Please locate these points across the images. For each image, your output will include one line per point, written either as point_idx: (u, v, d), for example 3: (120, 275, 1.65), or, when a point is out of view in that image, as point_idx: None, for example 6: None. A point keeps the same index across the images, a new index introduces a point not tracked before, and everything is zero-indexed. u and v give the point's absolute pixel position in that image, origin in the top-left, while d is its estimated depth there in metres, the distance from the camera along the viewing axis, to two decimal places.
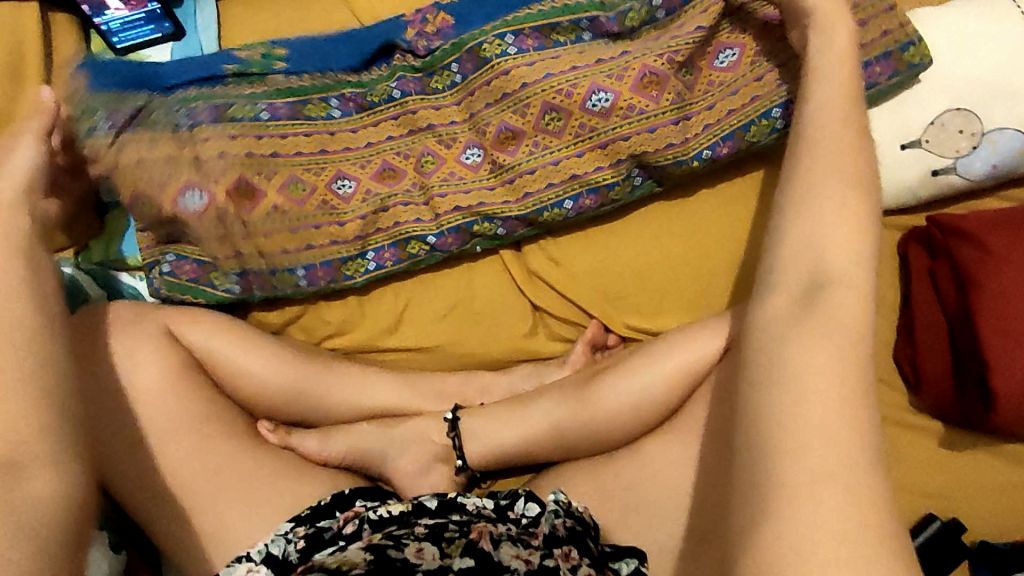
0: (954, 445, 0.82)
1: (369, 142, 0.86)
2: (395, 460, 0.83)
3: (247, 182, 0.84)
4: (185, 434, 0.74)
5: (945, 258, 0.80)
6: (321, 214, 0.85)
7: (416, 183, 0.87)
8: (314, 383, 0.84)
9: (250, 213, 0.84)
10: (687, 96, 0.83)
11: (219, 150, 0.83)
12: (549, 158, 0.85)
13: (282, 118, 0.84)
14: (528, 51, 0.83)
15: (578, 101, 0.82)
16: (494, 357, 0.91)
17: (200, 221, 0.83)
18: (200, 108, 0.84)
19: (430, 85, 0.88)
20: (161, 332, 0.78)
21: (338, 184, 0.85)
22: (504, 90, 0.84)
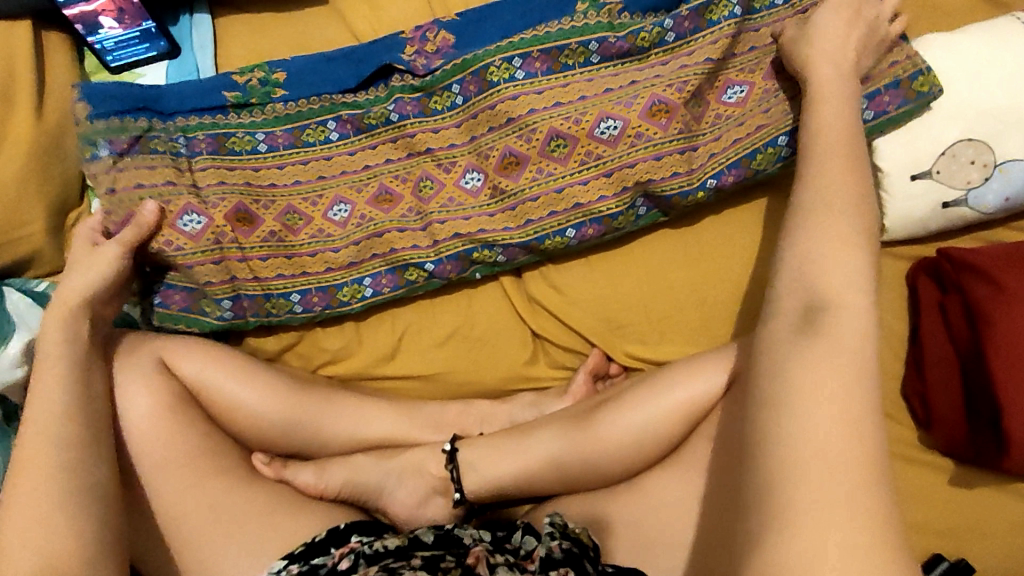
0: (967, 482, 0.79)
1: (366, 165, 0.85)
2: (394, 493, 0.84)
3: (247, 210, 0.83)
4: (176, 470, 0.75)
5: (957, 293, 0.78)
6: (318, 241, 0.84)
7: (414, 208, 0.85)
8: (310, 415, 0.84)
9: (248, 237, 0.83)
10: (694, 127, 0.82)
11: (218, 179, 0.83)
12: (552, 186, 0.82)
13: (281, 148, 0.84)
14: (536, 75, 0.81)
15: (586, 129, 0.81)
16: (493, 386, 0.90)
17: (198, 245, 0.82)
18: (200, 138, 0.84)
19: (430, 105, 0.85)
20: (155, 363, 0.78)
21: (334, 210, 0.84)
22: (509, 114, 0.81)
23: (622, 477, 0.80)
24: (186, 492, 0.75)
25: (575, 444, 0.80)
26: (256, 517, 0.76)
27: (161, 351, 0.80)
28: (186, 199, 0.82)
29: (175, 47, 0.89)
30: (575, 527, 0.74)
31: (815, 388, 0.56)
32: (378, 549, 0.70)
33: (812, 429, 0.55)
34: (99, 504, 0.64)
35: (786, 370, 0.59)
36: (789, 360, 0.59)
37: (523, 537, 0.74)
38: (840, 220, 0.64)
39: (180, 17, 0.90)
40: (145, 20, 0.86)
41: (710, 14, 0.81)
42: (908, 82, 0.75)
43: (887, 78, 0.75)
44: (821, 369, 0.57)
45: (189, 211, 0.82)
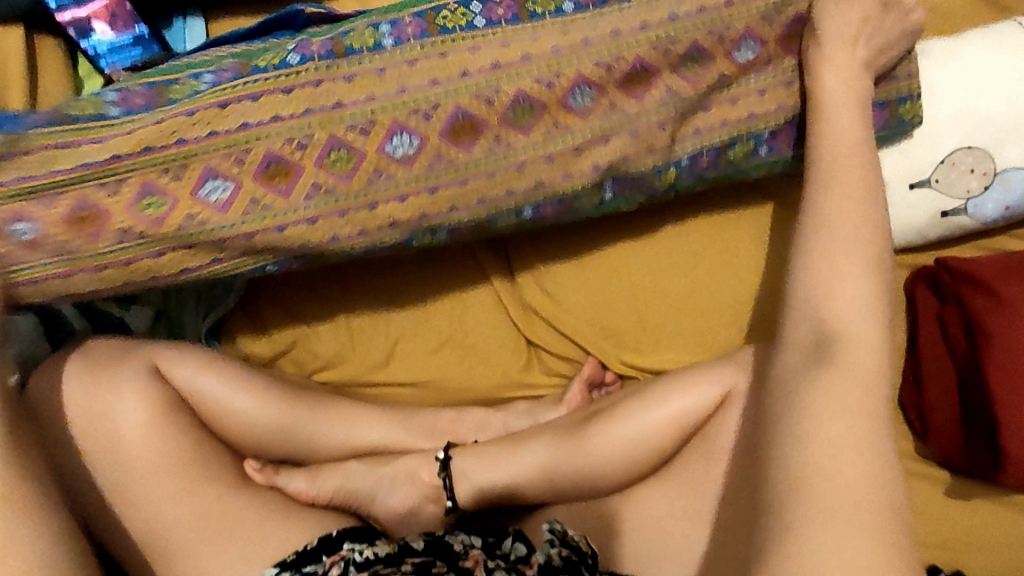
0: (964, 494, 0.79)
1: (243, 122, 0.68)
2: (387, 499, 0.84)
3: (86, 203, 0.67)
4: (169, 477, 0.75)
5: (955, 304, 0.77)
6: (190, 231, 0.68)
7: (319, 183, 0.69)
8: (305, 422, 0.84)
9: (97, 238, 0.67)
10: (685, 94, 0.74)
11: (78, 160, 0.66)
12: (508, 162, 0.72)
13: (140, 108, 0.70)
14: (499, 24, 0.72)
15: (556, 96, 0.71)
16: (487, 392, 0.90)
17: (39, 255, 0.67)
18: (36, 113, 0.69)
19: (343, 45, 0.71)
20: (147, 368, 0.78)
21: (207, 189, 0.68)
22: (465, 65, 0.70)
23: (615, 488, 0.79)
24: (180, 499, 0.75)
25: (568, 454, 0.80)
26: (248, 525, 0.75)
27: (155, 357, 0.79)
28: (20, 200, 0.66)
29: (168, 48, 0.88)
30: (574, 535, 0.72)
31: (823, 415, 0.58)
32: (368, 557, 0.70)
33: (815, 452, 0.56)
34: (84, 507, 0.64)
35: (798, 395, 0.60)
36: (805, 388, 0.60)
37: (516, 546, 0.73)
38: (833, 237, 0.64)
39: (175, 22, 0.90)
40: (137, 24, 0.85)
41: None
42: (896, 105, 0.73)
43: (879, 94, 0.73)
44: (823, 392, 0.58)
45: (18, 218, 0.66)
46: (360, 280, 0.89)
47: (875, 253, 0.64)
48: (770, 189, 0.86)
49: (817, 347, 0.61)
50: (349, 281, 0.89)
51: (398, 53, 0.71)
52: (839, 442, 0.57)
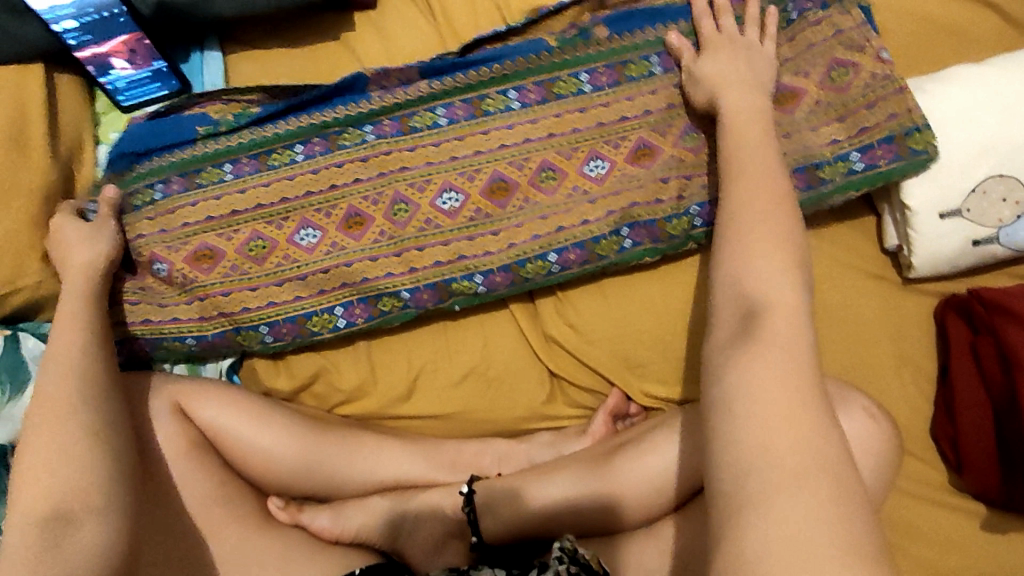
0: (997, 527, 0.77)
1: (332, 184, 0.81)
2: (410, 536, 0.82)
3: (207, 246, 0.81)
4: (195, 516, 0.75)
5: (988, 335, 0.75)
6: (285, 268, 0.81)
7: (385, 231, 0.81)
8: (328, 458, 0.84)
9: (208, 274, 0.81)
10: (690, 162, 0.80)
11: (184, 221, 0.81)
12: (537, 214, 0.80)
13: (246, 175, 0.81)
14: (531, 106, 0.81)
15: (575, 164, 0.80)
16: (508, 424, 0.89)
17: (170, 291, 0.83)
18: (171, 178, 0.83)
19: (408, 124, 0.82)
20: (171, 408, 0.78)
21: (301, 234, 0.81)
22: (501, 141, 0.80)
23: (644, 520, 0.79)
24: (206, 540, 0.74)
25: (595, 488, 0.79)
26: (274, 565, 0.75)
27: (179, 397, 0.80)
28: (155, 247, 0.82)
29: (186, 84, 0.88)
30: (585, 553, 0.72)
31: (760, 391, 0.51)
32: None
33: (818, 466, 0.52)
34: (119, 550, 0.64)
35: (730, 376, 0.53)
36: (733, 364, 0.54)
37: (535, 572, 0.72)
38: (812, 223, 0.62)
39: (191, 55, 0.90)
40: (156, 61, 0.85)
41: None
42: (902, 137, 0.73)
43: (883, 132, 0.74)
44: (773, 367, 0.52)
45: (157, 259, 0.81)
46: None
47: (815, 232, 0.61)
48: None
49: (745, 322, 0.56)
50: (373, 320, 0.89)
51: (452, 133, 0.81)
52: (775, 421, 0.50)
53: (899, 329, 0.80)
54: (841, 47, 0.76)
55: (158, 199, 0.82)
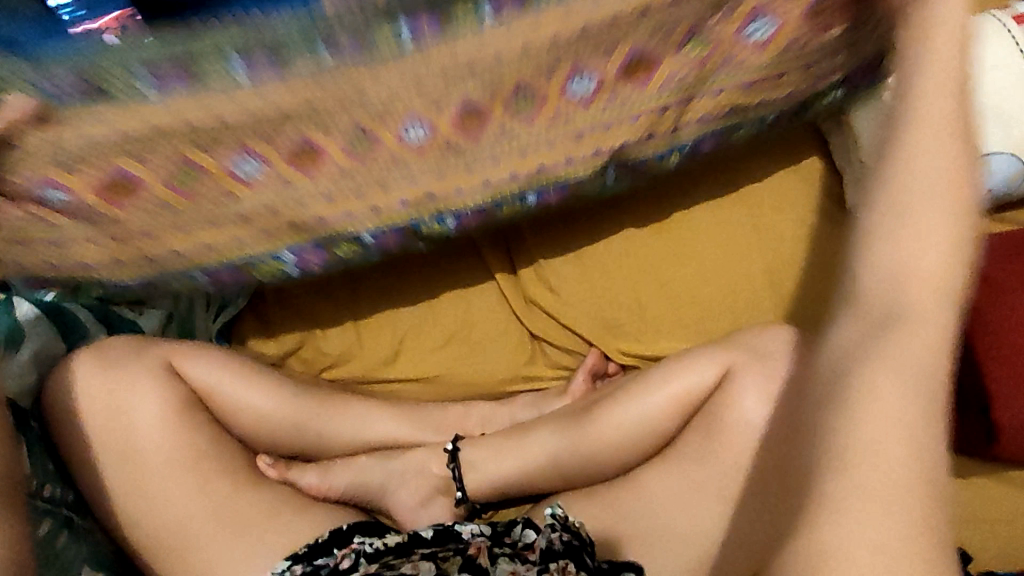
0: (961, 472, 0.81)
1: (276, 106, 0.72)
2: (396, 493, 0.84)
3: (124, 175, 0.73)
4: (183, 471, 0.77)
5: None
6: (224, 203, 0.75)
7: (342, 167, 0.75)
8: (316, 420, 0.86)
9: (127, 208, 0.74)
10: (678, 84, 0.77)
11: (84, 129, 0.72)
12: (512, 148, 0.76)
13: (170, 92, 0.72)
14: (500, 16, 0.73)
15: (558, 84, 0.74)
16: (490, 385, 0.91)
17: (67, 220, 0.74)
18: (61, 73, 0.72)
19: (369, 43, 0.73)
20: (162, 366, 0.80)
21: (242, 165, 0.74)
22: (477, 61, 0.72)
23: (621, 471, 0.81)
24: (191, 496, 0.76)
25: (574, 441, 0.81)
26: (259, 522, 0.77)
27: (170, 356, 0.82)
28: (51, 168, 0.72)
29: None
30: (577, 521, 0.73)
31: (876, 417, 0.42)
32: (378, 547, 0.72)
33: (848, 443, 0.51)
34: None
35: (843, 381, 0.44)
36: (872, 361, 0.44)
37: (524, 531, 0.72)
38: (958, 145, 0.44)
39: None
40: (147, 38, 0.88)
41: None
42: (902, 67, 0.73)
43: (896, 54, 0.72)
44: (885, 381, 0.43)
45: (49, 185, 0.72)
46: (368, 282, 0.91)
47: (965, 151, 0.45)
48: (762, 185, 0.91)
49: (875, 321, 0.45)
50: (359, 288, 0.91)
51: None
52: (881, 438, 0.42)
53: None
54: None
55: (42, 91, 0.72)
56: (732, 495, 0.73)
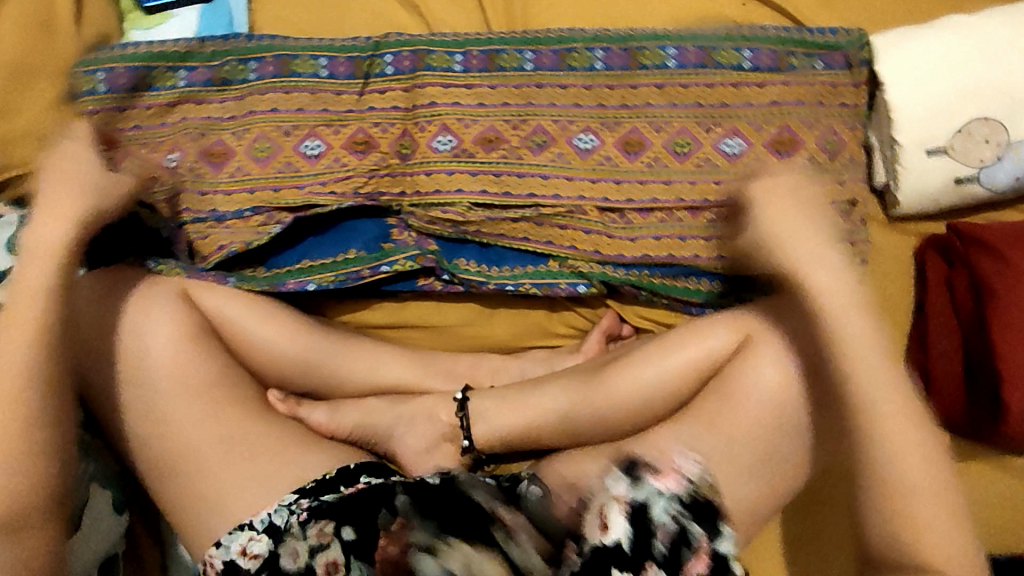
0: (958, 454, 0.83)
1: (321, 181, 0.85)
2: (403, 437, 0.84)
3: (218, 145, 0.85)
4: (194, 398, 0.76)
5: (963, 268, 0.81)
6: (286, 175, 0.85)
7: (386, 157, 0.86)
8: (328, 359, 0.85)
9: (216, 173, 0.85)
10: (672, 165, 0.84)
11: (189, 116, 0.85)
12: (517, 168, 0.84)
13: (122, 89, 0.84)
14: (524, 156, 0.85)
15: (564, 139, 0.85)
16: (506, 338, 0.91)
17: (180, 180, 0.84)
18: (120, 72, 0.84)
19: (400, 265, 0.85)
20: (177, 295, 0.79)
21: (306, 145, 0.85)
22: (511, 188, 0.84)
23: (629, 431, 0.81)
24: (201, 424, 0.75)
25: (586, 398, 0.82)
26: (268, 453, 0.76)
27: (185, 286, 0.81)
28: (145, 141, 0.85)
29: None
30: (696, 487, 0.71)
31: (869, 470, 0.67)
32: (382, 491, 0.72)
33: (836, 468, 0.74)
34: None
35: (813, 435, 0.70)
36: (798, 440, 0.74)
37: (529, 487, 0.73)
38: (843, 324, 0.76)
39: None
40: None
41: (717, 56, 0.85)
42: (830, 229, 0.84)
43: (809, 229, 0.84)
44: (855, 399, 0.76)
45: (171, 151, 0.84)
46: None
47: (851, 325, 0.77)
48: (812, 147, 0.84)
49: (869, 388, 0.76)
50: None
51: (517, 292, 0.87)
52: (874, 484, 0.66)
53: (879, 266, 0.87)
54: (844, 121, 0.85)
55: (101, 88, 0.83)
56: (741, 461, 0.74)
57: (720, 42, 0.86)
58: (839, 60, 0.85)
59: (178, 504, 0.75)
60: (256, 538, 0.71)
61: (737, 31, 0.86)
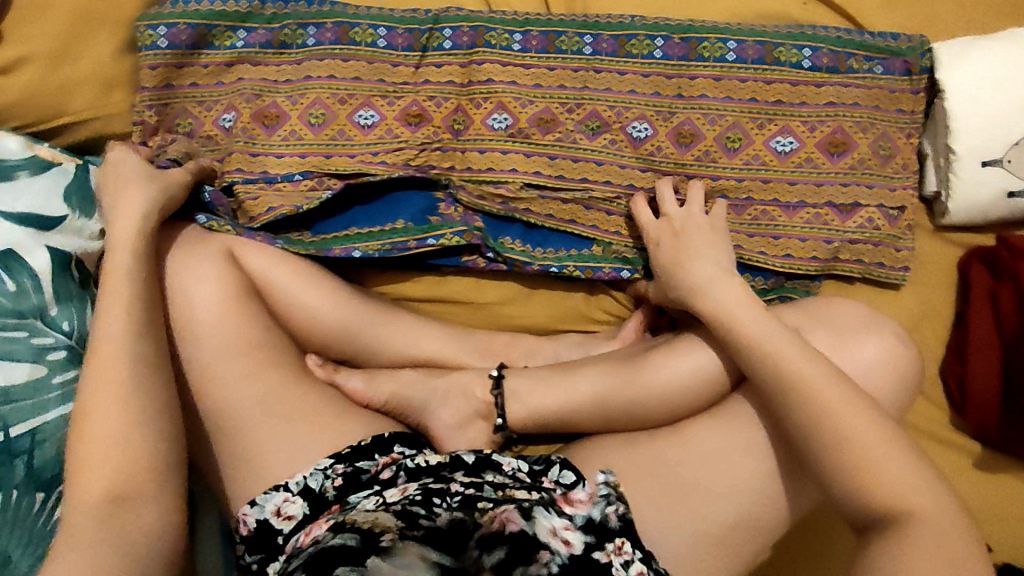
0: (989, 466, 0.83)
1: (373, 151, 0.86)
2: (437, 411, 0.84)
3: (273, 107, 0.86)
4: (236, 356, 0.75)
5: (1009, 280, 0.81)
6: (339, 143, 0.85)
7: (439, 132, 0.86)
8: (366, 327, 0.85)
9: (270, 134, 0.86)
10: (721, 160, 0.85)
11: (246, 77, 0.86)
12: (570, 153, 0.85)
13: (180, 46, 0.84)
14: (578, 141, 0.85)
15: (620, 125, 0.85)
16: (541, 323, 0.92)
17: (231, 140, 0.86)
18: (180, 27, 0.84)
19: (443, 240, 0.84)
20: (221, 253, 0.79)
21: (360, 115, 0.86)
22: (563, 171, 0.85)
23: (662, 423, 0.81)
24: (240, 383, 0.75)
25: (622, 384, 0.81)
26: (306, 415, 0.76)
27: (231, 245, 0.80)
28: (204, 97, 0.86)
29: None
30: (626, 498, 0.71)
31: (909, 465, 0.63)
32: (419, 464, 0.73)
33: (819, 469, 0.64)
34: (158, 373, 0.66)
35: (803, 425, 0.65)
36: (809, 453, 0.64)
37: (562, 473, 0.73)
38: (887, 328, 0.76)
39: None
40: None
41: (778, 52, 0.85)
42: (879, 230, 0.85)
43: (857, 228, 0.85)
44: (903, 405, 0.75)
45: (227, 110, 0.86)
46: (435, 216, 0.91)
47: (897, 329, 0.76)
48: (865, 151, 0.85)
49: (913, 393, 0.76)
50: None
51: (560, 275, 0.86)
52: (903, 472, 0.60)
53: (919, 275, 0.87)
54: (898, 127, 0.85)
55: (161, 40, 0.84)
56: None
57: (782, 39, 0.85)
58: (899, 66, 0.85)
59: (215, 461, 0.75)
60: (290, 499, 0.70)
61: (799, 28, 0.86)
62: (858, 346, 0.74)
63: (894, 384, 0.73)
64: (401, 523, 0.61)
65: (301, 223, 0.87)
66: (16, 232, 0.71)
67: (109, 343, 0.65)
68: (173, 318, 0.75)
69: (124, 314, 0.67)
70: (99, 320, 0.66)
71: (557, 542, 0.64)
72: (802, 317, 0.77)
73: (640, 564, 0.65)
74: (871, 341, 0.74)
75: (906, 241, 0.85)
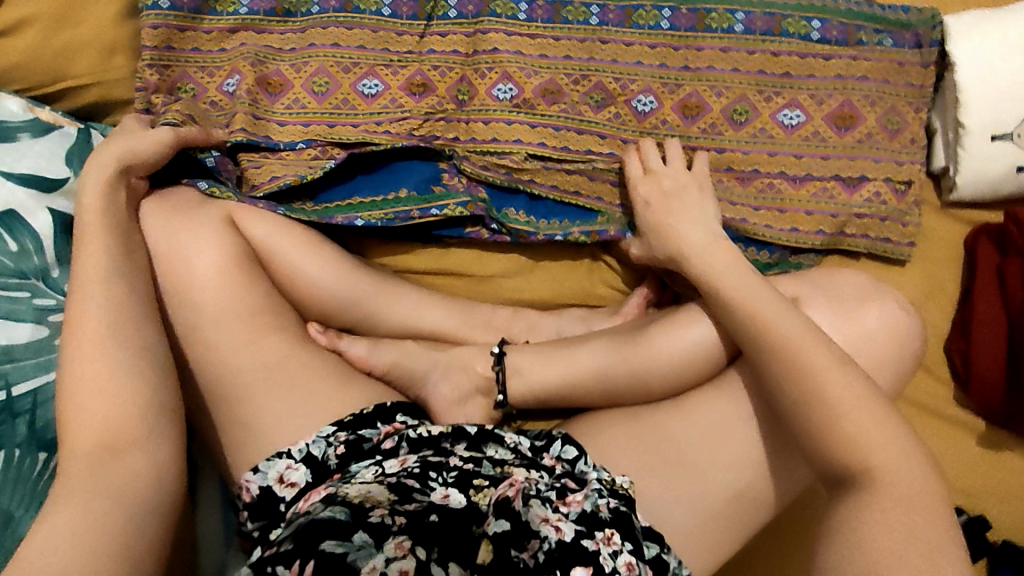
0: (993, 443, 0.83)
1: (377, 121, 0.85)
2: (439, 382, 0.84)
3: (276, 75, 0.86)
4: (238, 322, 0.75)
5: (1015, 256, 0.81)
6: (343, 112, 0.85)
7: (443, 101, 0.86)
8: (369, 297, 0.85)
9: (273, 102, 0.86)
10: (727, 132, 0.84)
11: (249, 44, 0.86)
12: (574, 124, 0.85)
13: (182, 9, 0.84)
14: (583, 113, 0.85)
15: (625, 98, 0.85)
16: (545, 296, 0.91)
17: (235, 103, 0.85)
18: None
19: (448, 209, 0.84)
20: (223, 221, 0.78)
21: (364, 84, 0.85)
22: (568, 142, 0.85)
23: (665, 396, 0.81)
24: (240, 350, 0.74)
25: (624, 357, 0.81)
26: (307, 384, 0.76)
27: (232, 212, 0.80)
28: (206, 65, 0.86)
29: None
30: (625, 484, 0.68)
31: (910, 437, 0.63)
32: (421, 434, 0.73)
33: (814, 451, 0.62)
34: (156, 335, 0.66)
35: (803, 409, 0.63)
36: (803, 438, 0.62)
37: (564, 448, 0.72)
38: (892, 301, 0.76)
39: None
40: None
41: (786, 24, 0.84)
42: (886, 205, 0.84)
43: (862, 203, 0.84)
44: (906, 379, 0.75)
45: (230, 75, 0.85)
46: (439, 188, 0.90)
47: (902, 302, 0.76)
48: (873, 126, 0.84)
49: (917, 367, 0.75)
50: None
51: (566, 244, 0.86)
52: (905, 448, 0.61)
53: (924, 252, 0.87)
54: (907, 101, 0.84)
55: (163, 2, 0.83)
56: None
57: (791, 10, 0.84)
58: (907, 40, 0.84)
59: (216, 428, 0.75)
60: (293, 466, 0.70)
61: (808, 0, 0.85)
62: (863, 319, 0.73)
63: (897, 357, 0.73)
64: (393, 497, 0.61)
65: (303, 192, 0.86)
66: (18, 194, 0.72)
67: (110, 304, 0.64)
68: (175, 284, 0.75)
69: (125, 275, 0.67)
70: (99, 281, 0.66)
71: (546, 527, 0.62)
72: (807, 288, 0.76)
73: (630, 556, 0.62)
74: (878, 315, 0.73)
75: (913, 217, 0.84)
